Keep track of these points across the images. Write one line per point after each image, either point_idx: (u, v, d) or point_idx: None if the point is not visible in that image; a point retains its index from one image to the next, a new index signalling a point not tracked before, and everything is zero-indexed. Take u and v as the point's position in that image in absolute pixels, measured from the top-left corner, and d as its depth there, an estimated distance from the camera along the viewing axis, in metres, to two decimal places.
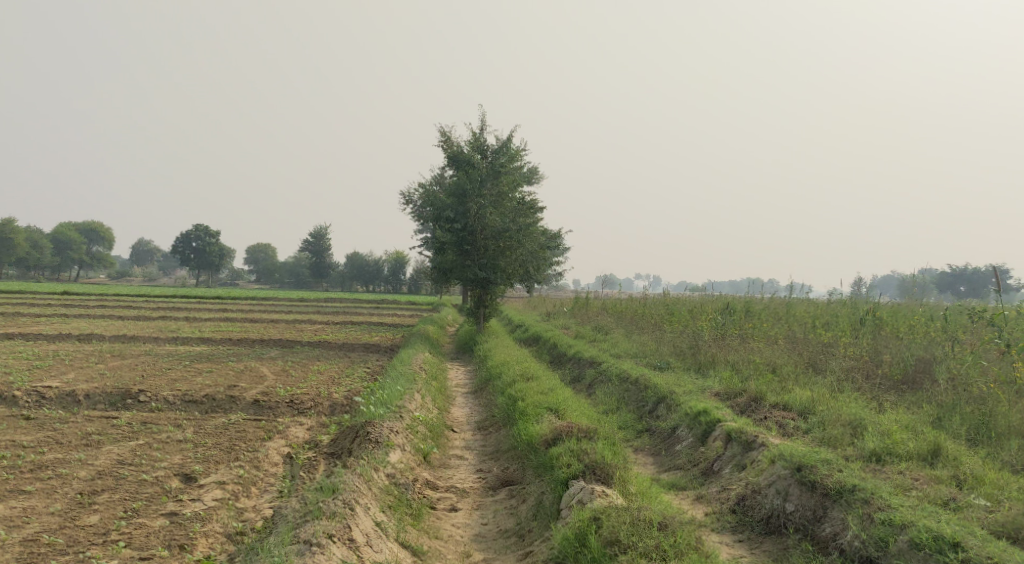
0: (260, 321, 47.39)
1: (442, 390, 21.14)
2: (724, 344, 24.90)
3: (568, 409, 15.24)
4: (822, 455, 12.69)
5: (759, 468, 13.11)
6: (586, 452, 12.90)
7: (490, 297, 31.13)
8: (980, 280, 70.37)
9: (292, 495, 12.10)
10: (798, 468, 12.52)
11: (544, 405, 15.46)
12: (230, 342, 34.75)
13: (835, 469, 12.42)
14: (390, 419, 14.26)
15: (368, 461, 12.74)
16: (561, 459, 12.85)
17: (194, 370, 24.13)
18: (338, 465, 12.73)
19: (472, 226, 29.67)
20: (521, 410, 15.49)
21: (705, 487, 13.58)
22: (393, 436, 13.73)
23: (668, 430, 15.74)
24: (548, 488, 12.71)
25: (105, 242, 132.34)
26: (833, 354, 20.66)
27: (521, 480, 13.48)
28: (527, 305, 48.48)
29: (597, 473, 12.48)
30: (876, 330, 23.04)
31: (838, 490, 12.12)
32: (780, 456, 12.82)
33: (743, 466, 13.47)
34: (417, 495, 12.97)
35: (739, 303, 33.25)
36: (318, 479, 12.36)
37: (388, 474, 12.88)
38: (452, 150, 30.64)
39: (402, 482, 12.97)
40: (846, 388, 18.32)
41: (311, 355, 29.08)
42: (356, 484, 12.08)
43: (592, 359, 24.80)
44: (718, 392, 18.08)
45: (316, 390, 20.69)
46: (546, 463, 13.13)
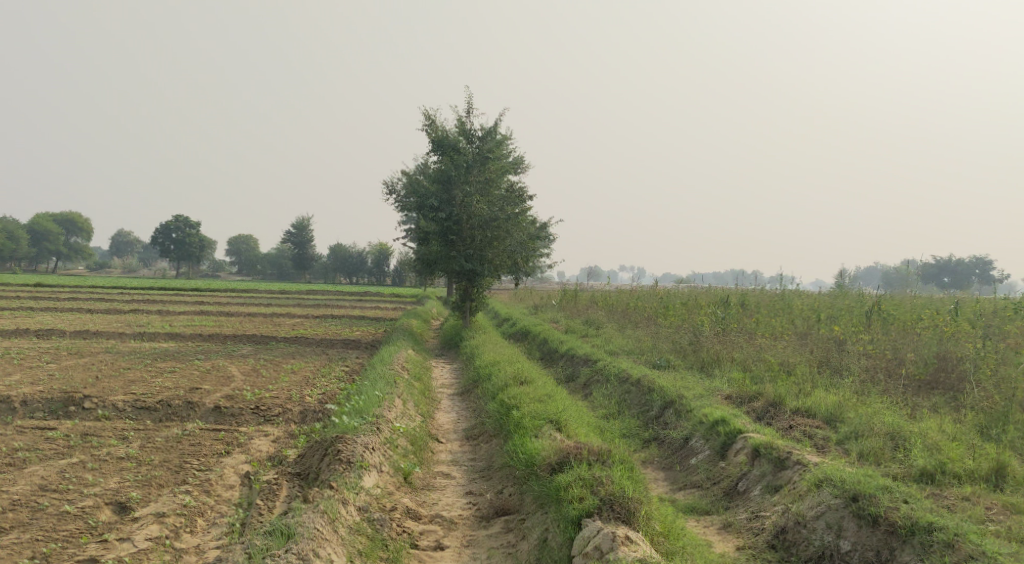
0: (236, 314, 45.46)
1: (425, 394, 19.24)
2: (727, 340, 23.15)
3: (570, 420, 13.44)
4: (880, 482, 11.10)
5: (798, 493, 11.45)
6: (599, 482, 11.22)
7: (476, 291, 29.23)
8: (964, 271, 69.03)
9: (243, 534, 10.27)
10: (854, 498, 10.95)
11: (543, 415, 13.65)
12: (202, 338, 32.82)
13: (899, 500, 10.85)
14: (364, 433, 12.40)
15: (335, 494, 10.90)
16: (571, 491, 11.12)
17: (155, 370, 22.20)
18: (298, 499, 10.87)
19: (458, 215, 27.82)
20: (516, 421, 13.66)
21: (734, 514, 11.88)
22: (367, 456, 11.90)
23: (680, 440, 13.90)
24: (553, 526, 11.00)
25: (85, 233, 129.94)
26: (847, 351, 18.90)
27: (520, 510, 11.72)
28: (513, 298, 46.59)
29: (616, 509, 10.83)
30: (891, 325, 21.38)
31: (909, 528, 10.58)
32: (828, 480, 11.23)
33: (775, 488, 11.81)
34: (395, 532, 11.14)
35: (736, 296, 31.54)
36: (275, 515, 10.56)
37: (360, 507, 11.06)
38: (437, 134, 28.73)
39: (377, 517, 11.11)
40: (872, 390, 16.56)
41: (285, 352, 27.19)
42: (317, 529, 10.22)
43: (586, 356, 22.98)
44: (730, 396, 16.24)
45: (286, 393, 18.79)
46: (552, 493, 11.38)
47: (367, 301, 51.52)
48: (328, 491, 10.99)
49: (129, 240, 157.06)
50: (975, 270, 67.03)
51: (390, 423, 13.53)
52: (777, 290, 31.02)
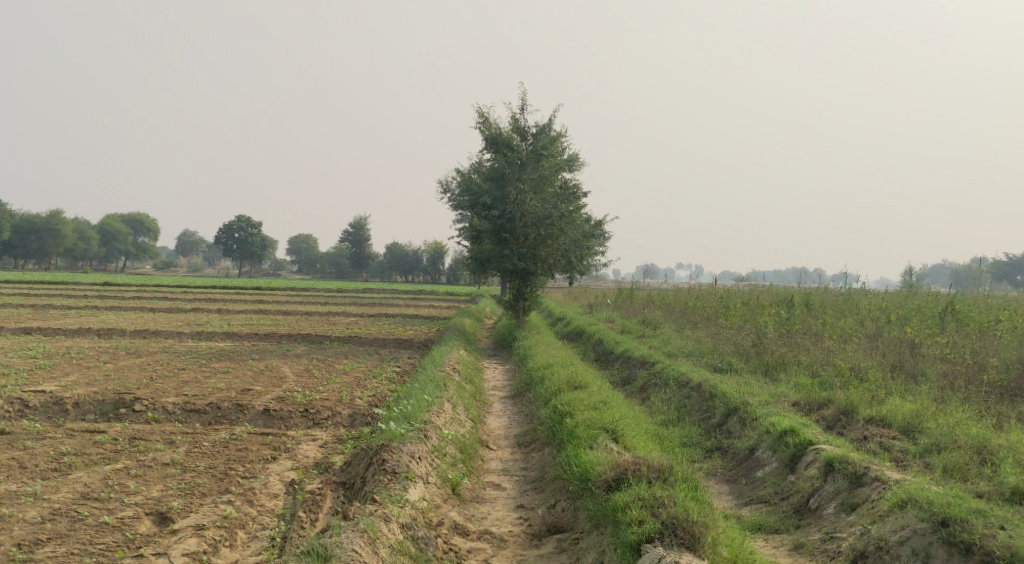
0: (294, 313, 45.57)
1: (476, 397, 18.79)
2: (790, 343, 22.56)
3: (627, 430, 12.84)
4: (971, 505, 10.49)
5: (877, 514, 10.84)
6: (661, 502, 10.73)
7: (530, 290, 28.71)
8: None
9: (281, 554, 9.98)
10: (943, 523, 10.35)
11: (598, 424, 13.06)
12: (258, 337, 32.82)
13: (995, 526, 10.24)
14: (411, 442, 11.99)
15: (376, 512, 10.47)
16: (629, 513, 10.63)
17: (209, 371, 22.06)
18: (337, 516, 10.51)
19: (511, 213, 27.38)
20: (569, 429, 13.14)
21: (806, 534, 11.28)
22: (413, 466, 11.51)
23: (744, 452, 13.31)
24: (611, 548, 10.55)
25: (152, 233, 132.38)
26: (920, 355, 17.88)
27: (575, 528, 11.22)
28: (569, 297, 45.97)
29: (679, 534, 10.33)
30: (966, 327, 20.40)
31: (1007, 557, 9.99)
32: (914, 503, 10.62)
33: (851, 507, 11.18)
34: (440, 552, 10.67)
35: (799, 295, 30.58)
36: (314, 533, 10.24)
37: (403, 524, 10.57)
38: (490, 131, 28.28)
39: (422, 535, 10.64)
40: (949, 398, 15.69)
41: (339, 353, 26.97)
42: (357, 551, 9.83)
43: (643, 358, 22.33)
44: (797, 403, 15.62)
45: (337, 395, 18.47)
46: (611, 513, 10.86)
47: (423, 300, 51.32)
48: (374, 506, 10.62)
49: (193, 240, 159.66)
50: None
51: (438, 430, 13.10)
52: (841, 289, 30.00)
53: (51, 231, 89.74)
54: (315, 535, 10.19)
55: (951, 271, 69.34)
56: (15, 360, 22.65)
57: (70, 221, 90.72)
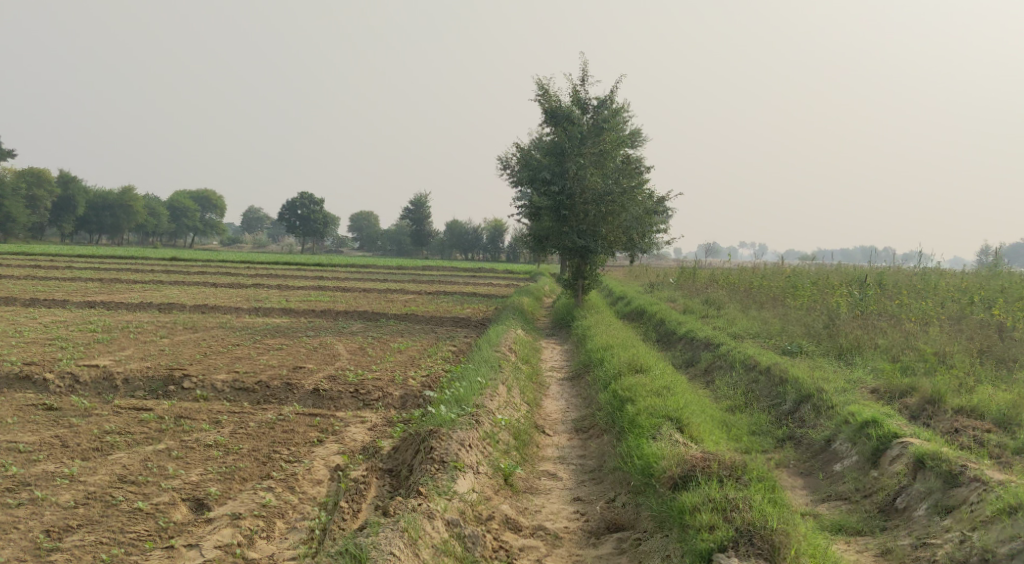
0: (352, 290, 45.35)
1: (533, 379, 18.10)
2: (864, 324, 21.93)
3: (692, 419, 12.09)
4: None
5: (977, 519, 9.99)
6: (734, 506, 10.09)
7: (590, 268, 27.86)
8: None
9: (317, 551, 9.59)
10: None
11: (662, 412, 12.32)
12: (315, 313, 32.55)
13: None
14: (461, 428, 11.39)
15: (419, 508, 9.98)
16: (700, 518, 9.99)
17: (263, 347, 21.70)
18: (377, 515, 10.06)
19: (571, 188, 26.51)
20: (630, 418, 12.38)
21: (894, 538, 10.40)
22: (462, 455, 10.95)
23: (821, 442, 13.05)
24: (682, 556, 9.87)
25: (217, 210, 134.01)
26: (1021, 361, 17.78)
27: (639, 528, 10.56)
28: (629, 275, 44.97)
29: (756, 543, 9.69)
30: None
31: None
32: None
33: (946, 510, 10.34)
34: (488, 552, 10.13)
35: (871, 274, 29.34)
36: (353, 530, 9.82)
37: (449, 521, 10.05)
38: (550, 104, 27.43)
39: (468, 533, 10.09)
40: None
41: (395, 330, 26.54)
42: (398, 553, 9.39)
43: (708, 340, 21.42)
44: (875, 390, 15.61)
45: (390, 375, 17.92)
46: (681, 514, 10.21)
47: (483, 277, 50.72)
48: (419, 499, 10.13)
49: (258, 218, 161.36)
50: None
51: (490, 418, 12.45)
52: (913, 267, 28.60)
53: (122, 206, 91.22)
54: (351, 535, 9.71)
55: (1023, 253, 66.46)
56: (72, 332, 22.49)
57: (141, 197, 92.08)
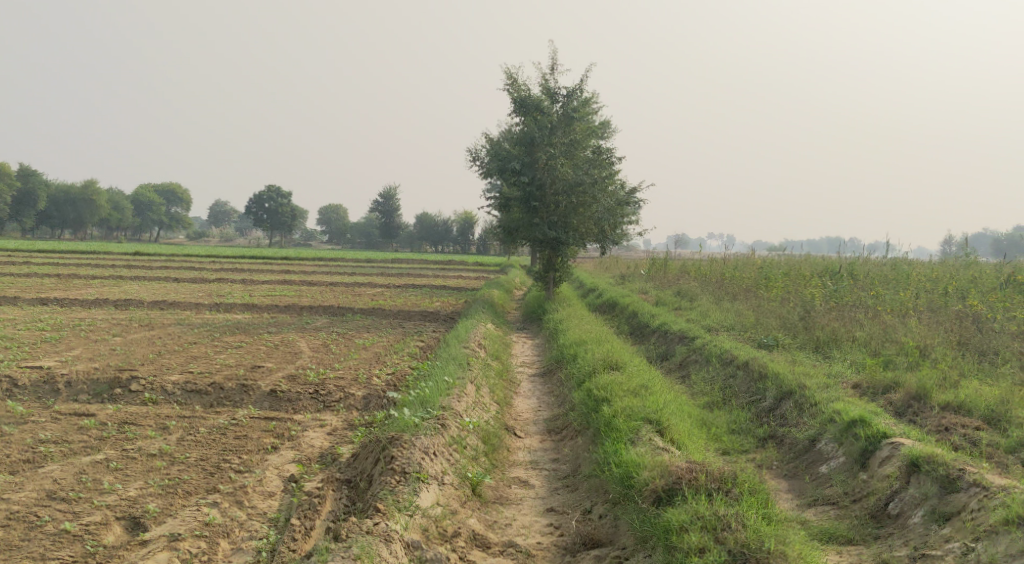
0: (318, 284, 44.39)
1: (504, 376, 17.37)
2: (839, 316, 21.43)
3: (672, 423, 11.44)
4: None
5: (980, 530, 9.48)
6: (723, 523, 9.52)
7: (561, 260, 27.16)
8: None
9: None
10: None
11: (640, 415, 11.66)
12: (279, 309, 31.61)
13: None
14: (425, 434, 10.68)
15: (376, 531, 9.26)
16: (689, 538, 9.42)
17: (221, 346, 20.79)
18: (330, 537, 9.34)
19: (541, 178, 25.73)
20: (608, 422, 11.76)
21: (889, 548, 9.87)
22: (426, 465, 10.24)
23: (804, 442, 12.41)
24: None
25: (183, 203, 132.06)
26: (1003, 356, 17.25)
27: (620, 543, 9.96)
28: (600, 267, 44.28)
29: None
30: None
31: None
32: None
33: (945, 518, 9.82)
34: None
35: (843, 264, 28.94)
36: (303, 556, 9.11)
37: (409, 543, 9.36)
38: (519, 93, 26.63)
39: (431, 555, 9.38)
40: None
41: (360, 325, 25.73)
42: None
43: (682, 333, 20.79)
44: (858, 385, 15.00)
45: (353, 373, 17.10)
46: (666, 531, 9.64)
47: (452, 270, 49.83)
48: (376, 518, 9.42)
49: (225, 211, 159.18)
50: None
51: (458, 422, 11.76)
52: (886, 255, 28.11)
53: (85, 200, 89.39)
54: (298, 562, 9.03)
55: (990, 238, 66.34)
56: (20, 331, 21.42)
57: (105, 190, 90.21)
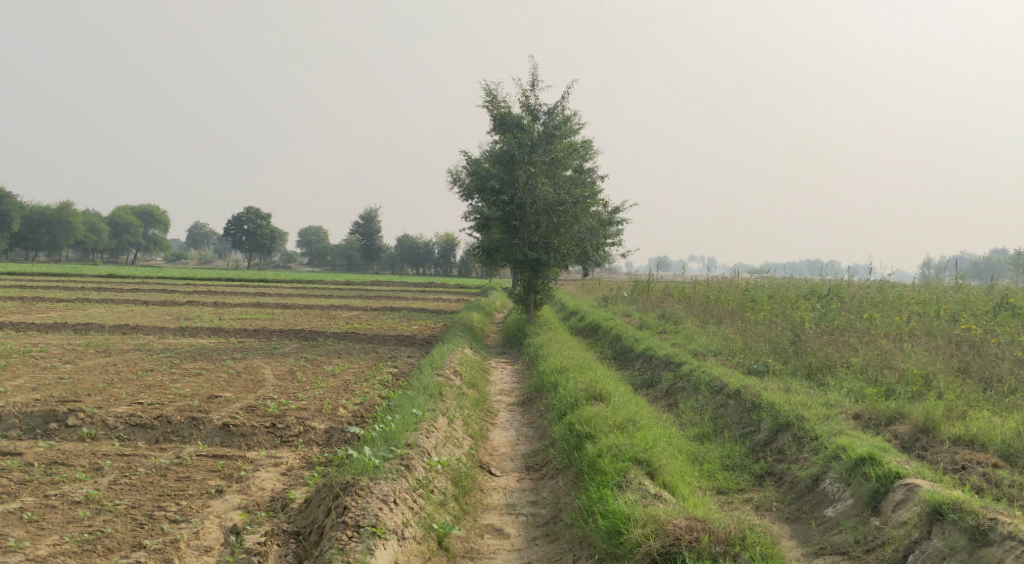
0: (293, 306, 43.05)
1: (480, 406, 16.18)
2: (832, 340, 20.44)
3: (663, 466, 10.74)
4: None
5: None
6: None
7: (542, 281, 26.05)
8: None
9: None
10: None
11: (627, 458, 10.85)
12: (247, 333, 30.30)
13: None
14: (384, 480, 10.07)
15: None
16: None
17: (179, 373, 19.52)
18: None
19: (521, 198, 24.64)
20: (592, 464, 10.92)
21: None
22: (383, 519, 9.65)
23: (806, 481, 11.35)
24: None
25: (161, 225, 130.22)
26: (1006, 385, 16.33)
27: None
28: (582, 289, 43.09)
29: None
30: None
31: None
32: None
33: None
34: None
35: (827, 286, 28.06)
36: None
37: None
38: (498, 110, 25.58)
39: None
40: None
41: (330, 350, 24.57)
42: None
43: (668, 358, 19.70)
44: (858, 416, 13.93)
45: (318, 404, 15.89)
46: None
47: (432, 292, 48.48)
48: None
49: (204, 233, 157.11)
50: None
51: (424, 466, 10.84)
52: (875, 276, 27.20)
53: (60, 221, 87.66)
54: None
55: (976, 262, 65.67)
56: None
57: (80, 212, 88.47)
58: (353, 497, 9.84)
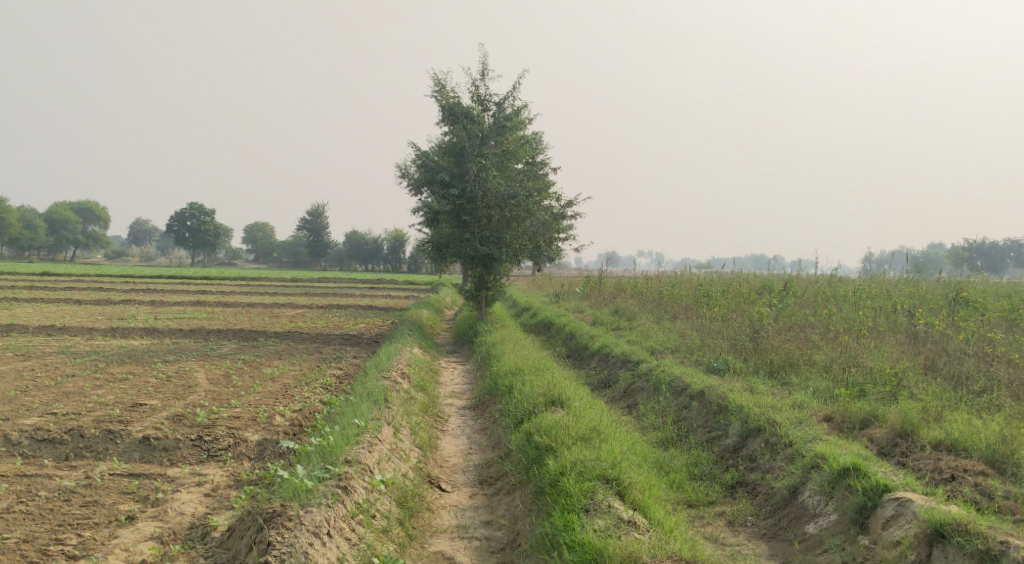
0: (235, 305, 41.42)
1: (429, 411, 15.08)
2: (793, 337, 19.68)
3: (632, 485, 10.02)
4: None
5: None
6: None
7: (493, 277, 25.00)
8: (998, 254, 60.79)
9: None
10: None
11: (592, 475, 10.13)
12: (184, 333, 28.77)
13: None
14: (315, 506, 9.41)
15: None
16: None
17: (104, 378, 18.10)
18: None
19: (472, 192, 23.57)
20: (554, 483, 10.26)
21: None
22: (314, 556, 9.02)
23: (783, 492, 10.51)
24: None
25: (101, 222, 126.62)
26: (977, 383, 15.68)
27: None
28: (533, 286, 42.03)
29: None
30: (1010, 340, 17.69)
31: None
32: None
33: None
34: None
35: (780, 281, 27.50)
36: None
37: None
38: (447, 100, 24.38)
39: None
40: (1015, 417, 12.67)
41: (270, 351, 23.29)
42: None
43: (625, 356, 18.79)
44: (829, 419, 13.09)
45: (253, 412, 14.64)
46: None
47: (379, 289, 47.04)
48: None
49: (146, 230, 153.49)
50: (1012, 250, 59.44)
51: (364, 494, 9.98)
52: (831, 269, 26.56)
53: None
54: None
55: (921, 256, 65.99)
56: None
57: (15, 209, 85.33)
58: (278, 530, 9.15)
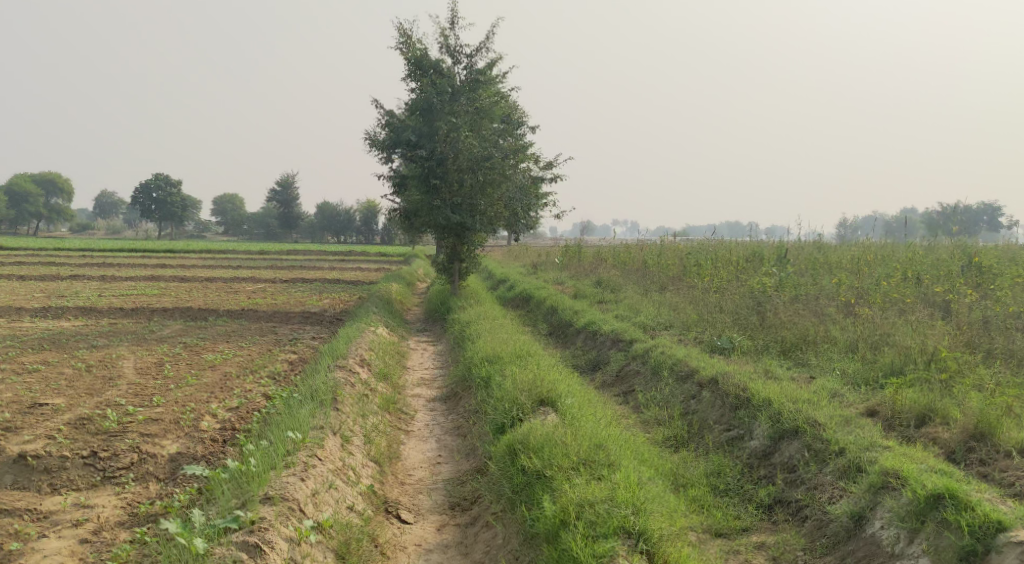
0: (193, 280, 38.54)
1: (392, 407, 12.62)
2: (806, 308, 17.24)
3: (653, 535, 8.31)
4: None
5: None
6: None
7: (468, 248, 22.39)
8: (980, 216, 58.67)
9: None
10: None
11: (599, 530, 8.35)
12: (127, 312, 25.98)
13: None
14: None
15: None
16: None
17: (11, 370, 15.40)
18: None
19: (442, 153, 20.89)
20: (554, 536, 8.48)
21: None
22: None
23: (843, 521, 8.98)
24: None
25: (64, 195, 122.34)
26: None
27: None
28: (508, 257, 39.25)
29: None
30: None
31: None
32: None
33: None
34: None
35: (774, 246, 25.15)
36: None
37: None
38: (413, 52, 21.60)
39: None
40: None
41: (218, 332, 20.69)
42: None
43: (617, 335, 16.31)
44: (874, 413, 10.39)
45: (178, 411, 12.03)
46: None
47: (348, 262, 44.28)
48: None
49: (112, 202, 149.09)
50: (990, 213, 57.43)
51: (286, 554, 8.26)
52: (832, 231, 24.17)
53: None
54: None
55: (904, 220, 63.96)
56: None
57: None
58: None
